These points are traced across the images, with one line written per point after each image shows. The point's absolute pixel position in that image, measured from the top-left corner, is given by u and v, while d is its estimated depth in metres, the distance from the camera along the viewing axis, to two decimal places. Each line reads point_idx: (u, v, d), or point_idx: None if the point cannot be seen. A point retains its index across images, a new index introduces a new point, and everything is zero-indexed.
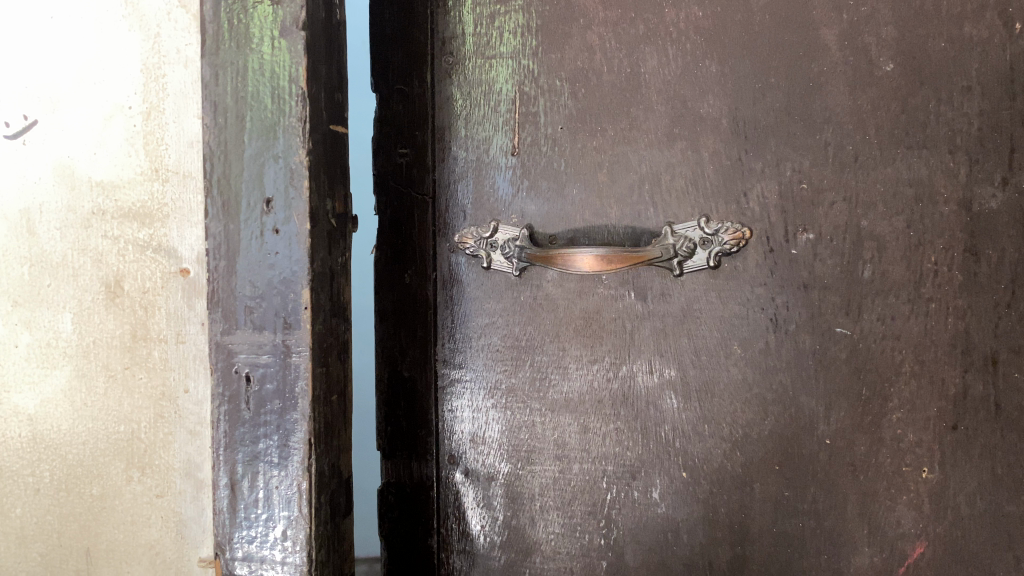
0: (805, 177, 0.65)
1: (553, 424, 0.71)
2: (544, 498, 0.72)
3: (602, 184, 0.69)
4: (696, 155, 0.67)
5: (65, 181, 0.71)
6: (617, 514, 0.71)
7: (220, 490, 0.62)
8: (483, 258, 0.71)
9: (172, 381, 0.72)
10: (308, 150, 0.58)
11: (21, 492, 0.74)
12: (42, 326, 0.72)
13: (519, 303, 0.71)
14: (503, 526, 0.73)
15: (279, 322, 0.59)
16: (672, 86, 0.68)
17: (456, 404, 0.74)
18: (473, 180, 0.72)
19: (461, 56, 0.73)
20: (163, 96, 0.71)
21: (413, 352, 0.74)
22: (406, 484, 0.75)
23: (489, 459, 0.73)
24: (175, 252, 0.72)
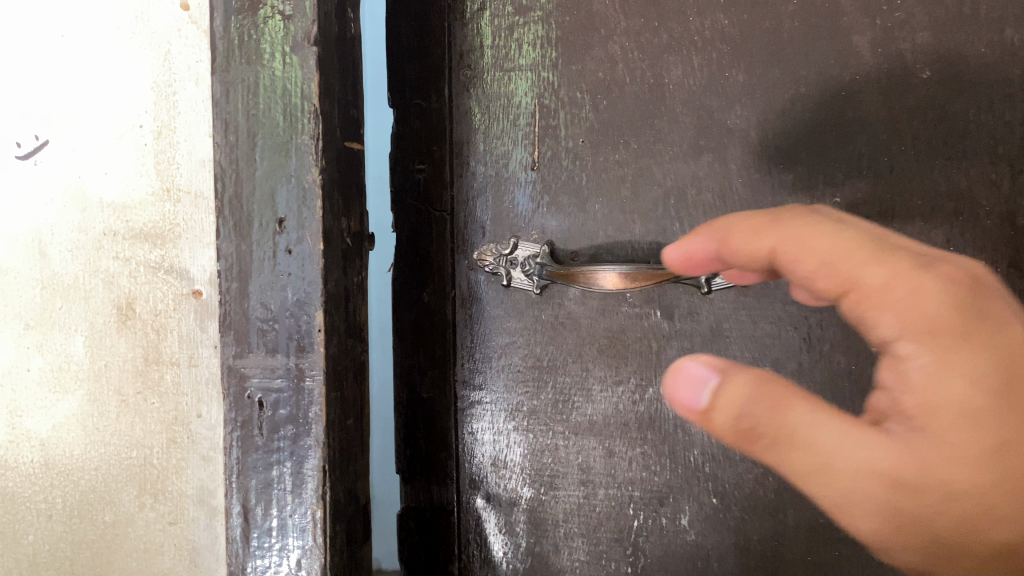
0: (838, 191, 0.63)
1: (577, 448, 0.69)
2: (568, 525, 0.70)
3: (625, 199, 0.67)
4: (724, 169, 0.65)
5: (76, 202, 0.70)
6: (644, 541, 0.68)
7: (234, 517, 0.60)
8: (503, 275, 0.69)
9: (185, 406, 0.71)
10: (321, 169, 0.56)
11: (33, 518, 0.74)
12: (54, 349, 0.70)
13: (541, 323, 0.69)
14: (526, 553, 0.71)
15: (292, 345, 0.57)
16: (697, 97, 0.65)
17: (477, 427, 0.72)
18: (492, 195, 0.70)
19: (479, 69, 0.71)
20: (174, 114, 0.68)
21: (431, 372, 0.72)
22: (426, 509, 0.73)
23: (511, 483, 0.71)
24: (187, 273, 0.70)
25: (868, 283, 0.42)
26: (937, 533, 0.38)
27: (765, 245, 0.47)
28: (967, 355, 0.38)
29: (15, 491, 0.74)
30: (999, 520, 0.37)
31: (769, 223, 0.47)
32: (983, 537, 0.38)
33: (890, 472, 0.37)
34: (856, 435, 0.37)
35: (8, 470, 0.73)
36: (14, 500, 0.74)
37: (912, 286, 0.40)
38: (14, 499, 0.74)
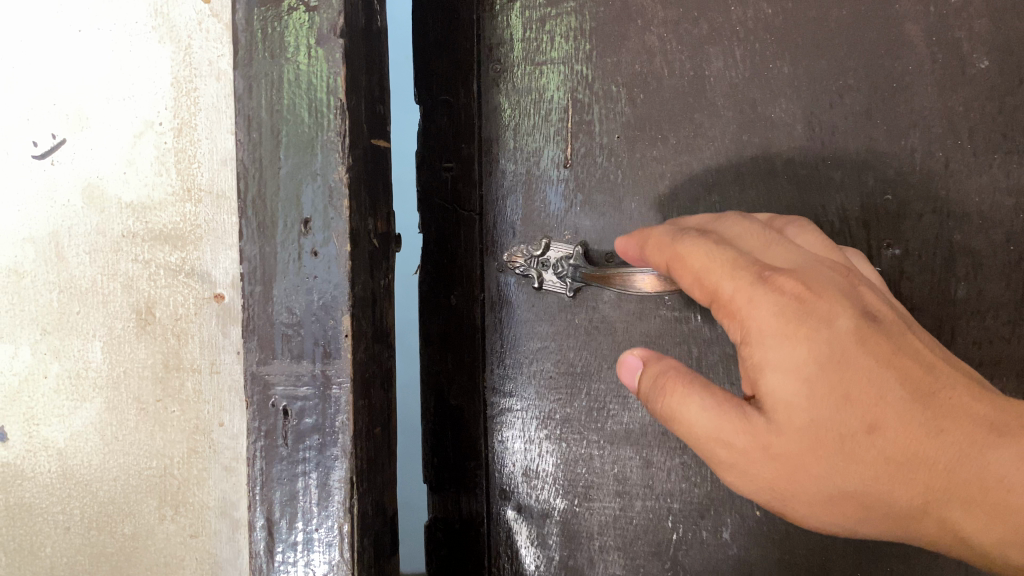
0: (889, 188, 0.60)
1: (613, 457, 0.66)
2: (603, 539, 0.67)
3: (663, 197, 0.64)
4: (768, 165, 0.62)
5: (94, 202, 0.64)
6: (684, 556, 0.65)
7: (257, 531, 0.58)
8: (534, 277, 0.66)
9: (206, 414, 0.66)
10: (348, 167, 0.54)
11: (49, 531, 0.69)
12: (71, 355, 0.66)
13: (574, 326, 0.66)
14: (559, 567, 0.68)
15: (318, 351, 0.55)
16: (741, 89, 0.62)
17: (507, 435, 0.69)
18: (524, 193, 0.68)
19: (509, 63, 0.68)
20: (195, 111, 0.63)
21: (459, 378, 0.69)
22: (454, 520, 0.71)
23: (543, 494, 0.68)
24: (208, 275, 0.65)
25: (723, 294, 0.45)
26: (785, 494, 0.45)
27: (663, 258, 0.49)
28: (789, 352, 0.43)
29: (30, 502, 0.69)
30: (830, 483, 0.43)
31: (671, 239, 0.49)
32: (815, 494, 0.44)
33: (738, 447, 0.44)
34: (713, 415, 0.44)
35: (25, 480, 0.69)
36: (30, 511, 0.70)
37: (748, 295, 0.44)
38: (29, 510, 0.70)
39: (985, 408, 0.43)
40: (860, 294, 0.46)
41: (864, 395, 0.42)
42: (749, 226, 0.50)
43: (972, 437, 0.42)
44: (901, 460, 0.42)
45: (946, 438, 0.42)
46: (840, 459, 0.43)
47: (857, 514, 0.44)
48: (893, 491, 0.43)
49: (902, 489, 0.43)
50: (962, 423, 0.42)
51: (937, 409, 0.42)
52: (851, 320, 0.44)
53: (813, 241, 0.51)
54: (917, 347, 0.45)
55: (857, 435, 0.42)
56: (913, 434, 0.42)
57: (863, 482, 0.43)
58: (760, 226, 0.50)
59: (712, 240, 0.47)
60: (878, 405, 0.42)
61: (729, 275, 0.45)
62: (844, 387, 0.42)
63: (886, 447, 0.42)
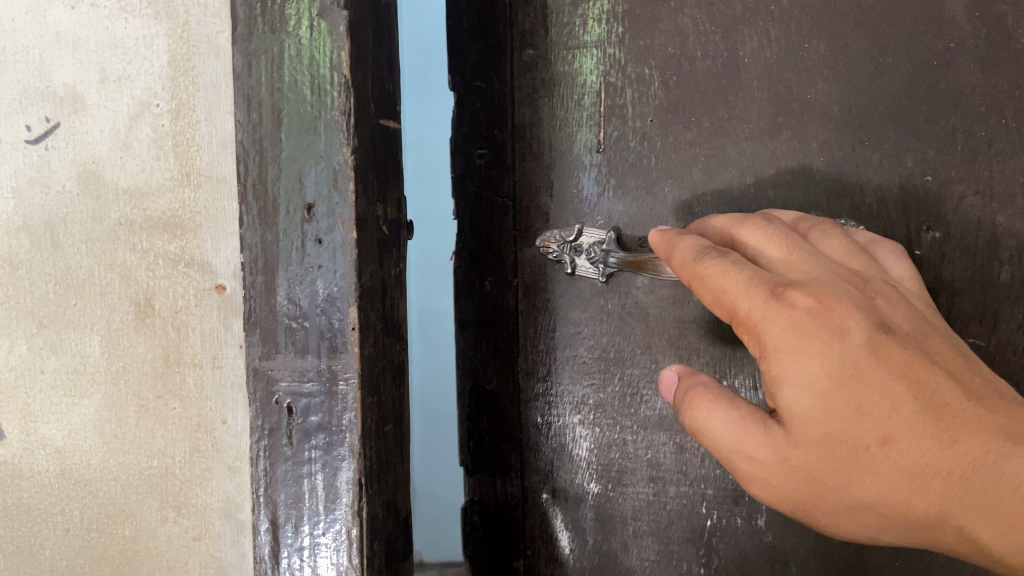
0: (928, 169, 0.62)
1: (646, 443, 0.67)
2: (637, 523, 0.69)
3: (698, 180, 0.66)
4: (804, 146, 0.64)
5: (90, 189, 0.57)
6: (718, 542, 0.67)
7: (261, 535, 0.54)
8: (568, 263, 0.67)
9: (209, 411, 0.57)
10: (354, 149, 0.50)
11: (50, 532, 0.60)
12: (69, 349, 0.58)
13: (610, 312, 0.68)
14: (594, 550, 0.70)
15: (324, 346, 0.52)
16: (774, 72, 0.64)
17: (541, 421, 0.70)
18: (560, 178, 0.68)
19: (543, 48, 0.68)
20: (193, 91, 0.56)
21: (494, 365, 0.70)
22: (489, 504, 0.71)
23: (577, 479, 0.69)
24: (209, 265, 0.57)
25: (740, 312, 0.45)
26: (809, 505, 0.44)
27: (683, 276, 0.48)
28: (800, 367, 0.42)
29: (30, 504, 0.60)
30: (848, 494, 0.42)
31: (690, 256, 0.48)
32: (834, 504, 0.43)
33: (759, 461, 0.43)
34: (734, 428, 0.43)
35: (20, 480, 0.60)
36: (29, 513, 0.60)
37: (761, 314, 0.43)
38: (29, 512, 0.60)
39: (1002, 418, 0.40)
40: (878, 307, 0.45)
41: (875, 405, 0.41)
42: (774, 233, 0.49)
43: (988, 448, 0.39)
44: (915, 471, 0.40)
45: (960, 448, 0.40)
46: (853, 471, 0.42)
47: (878, 525, 0.42)
48: (911, 500, 0.41)
49: (920, 499, 0.41)
50: (976, 433, 0.40)
51: (950, 419, 0.40)
52: (862, 332, 0.43)
53: (836, 245, 0.51)
54: (935, 355, 0.43)
55: (870, 447, 0.41)
56: (926, 445, 0.40)
57: (880, 492, 0.41)
58: (781, 233, 0.49)
59: (728, 257, 0.46)
60: (888, 417, 0.41)
61: (744, 294, 0.44)
62: (853, 400, 0.41)
63: (898, 457, 0.41)
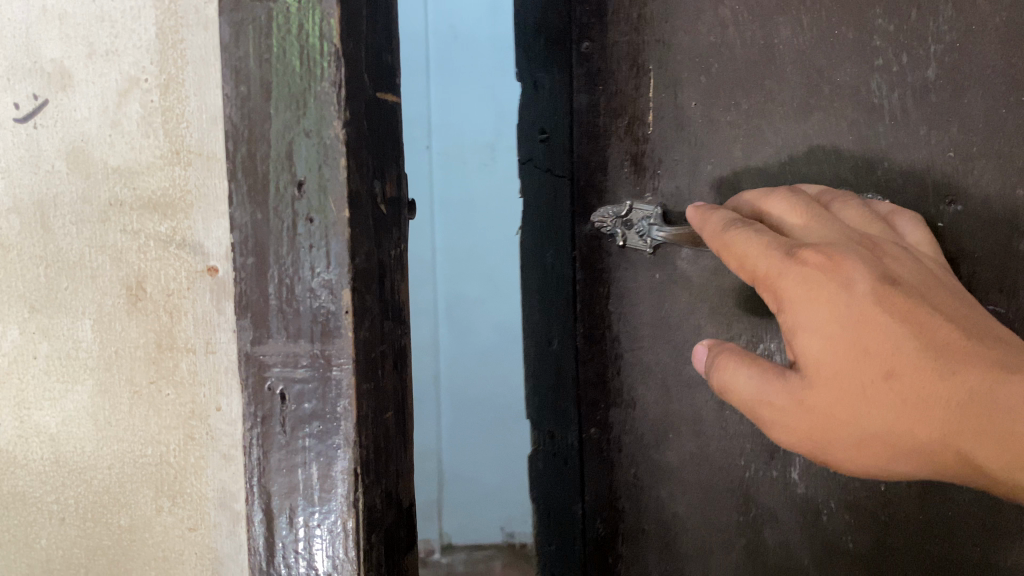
0: (954, 146, 0.68)
1: (691, 401, 0.77)
2: (682, 473, 0.79)
3: (738, 157, 0.72)
4: (836, 126, 0.71)
5: (79, 167, 0.55)
6: (756, 492, 0.78)
7: (255, 526, 0.52)
8: (619, 236, 0.75)
9: (203, 397, 0.55)
10: (346, 122, 0.48)
11: (45, 521, 0.59)
12: (61, 335, 0.57)
13: (655, 280, 0.76)
14: (646, 495, 0.80)
15: (317, 330, 0.49)
16: (805, 56, 0.70)
17: (595, 378, 0.79)
18: (612, 160, 0.76)
19: (599, 41, 0.76)
20: (182, 65, 0.53)
21: (558, 329, 0.80)
22: (555, 452, 0.82)
23: (630, 430, 0.79)
24: (201, 247, 0.54)
25: (759, 272, 0.49)
26: (824, 442, 0.48)
27: (713, 244, 0.54)
28: (813, 314, 0.47)
29: (25, 491, 0.59)
30: (859, 426, 0.47)
31: (721, 227, 0.54)
32: (845, 438, 0.47)
33: (778, 406, 0.48)
34: (754, 382, 0.49)
35: (14, 467, 0.59)
36: (24, 500, 0.59)
37: (778, 271, 0.48)
38: (24, 499, 0.59)
39: (994, 351, 0.46)
40: (885, 264, 0.50)
41: (879, 345, 0.46)
42: (793, 202, 0.55)
43: (982, 375, 0.44)
44: (916, 400, 0.45)
45: (957, 378, 0.45)
46: (859, 403, 0.46)
47: (887, 454, 0.47)
48: (915, 428, 0.46)
49: (920, 426, 0.46)
50: (971, 365, 0.45)
51: (948, 354, 0.45)
52: (869, 283, 0.47)
53: (854, 214, 0.56)
54: (936, 301, 0.48)
55: (875, 380, 0.46)
56: (926, 376, 0.45)
57: (887, 423, 0.46)
58: (803, 204, 0.55)
59: (751, 228, 0.52)
60: (891, 353, 0.46)
61: (762, 256, 0.49)
62: (861, 341, 0.46)
63: (900, 390, 0.46)
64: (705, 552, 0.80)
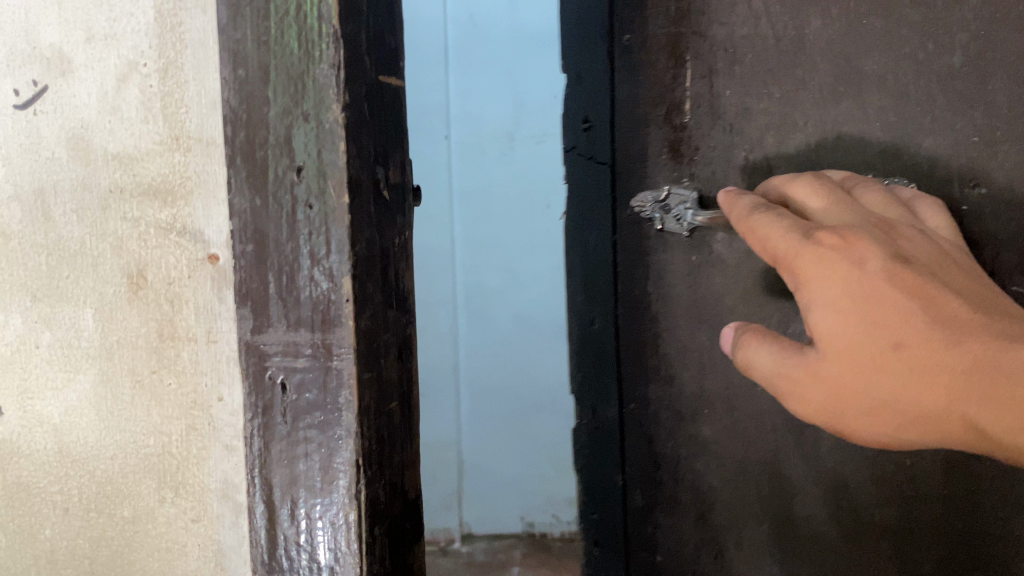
0: (977, 130, 0.68)
1: (722, 379, 0.76)
2: (718, 445, 0.77)
3: (769, 144, 0.72)
4: (863, 113, 0.70)
5: (79, 154, 0.55)
6: (788, 468, 0.76)
7: (258, 517, 0.52)
8: (658, 221, 0.75)
9: (205, 387, 0.54)
10: (345, 105, 0.46)
11: (49, 512, 0.59)
12: (63, 324, 0.56)
13: (692, 266, 0.75)
14: (687, 467, 0.79)
15: (317, 318, 0.48)
16: (833, 47, 0.70)
17: (634, 354, 0.78)
18: (651, 143, 0.75)
19: (640, 32, 0.75)
20: (181, 49, 0.52)
21: (599, 305, 0.78)
22: (595, 427, 0.80)
23: (668, 404, 0.78)
24: (202, 235, 0.53)
25: (777, 251, 0.49)
26: (836, 412, 0.48)
27: (738, 228, 0.53)
28: (823, 290, 0.46)
29: (28, 482, 0.59)
30: (867, 395, 0.46)
31: (745, 211, 0.53)
32: (853, 407, 0.47)
33: (794, 378, 0.48)
34: (775, 355, 0.49)
35: (17, 457, 0.59)
36: (28, 491, 0.59)
37: (794, 251, 0.47)
38: (27, 490, 0.59)
39: (1000, 324, 0.45)
40: (898, 245, 0.49)
41: (887, 317, 0.45)
42: (819, 186, 0.54)
43: (987, 343, 0.44)
44: (923, 369, 0.45)
45: (963, 347, 0.44)
46: (867, 373, 0.46)
47: (896, 422, 0.47)
48: (922, 396, 0.45)
49: (927, 394, 0.45)
50: (976, 335, 0.45)
51: (954, 325, 0.45)
52: (880, 261, 0.47)
53: (875, 199, 0.55)
54: (946, 280, 0.48)
55: (883, 351, 0.46)
56: (933, 346, 0.45)
57: (895, 391, 0.46)
58: (826, 188, 0.54)
59: (774, 211, 0.51)
60: (899, 325, 0.45)
61: (781, 236, 0.48)
62: (869, 313, 0.46)
63: (908, 360, 0.45)
64: (742, 526, 0.78)
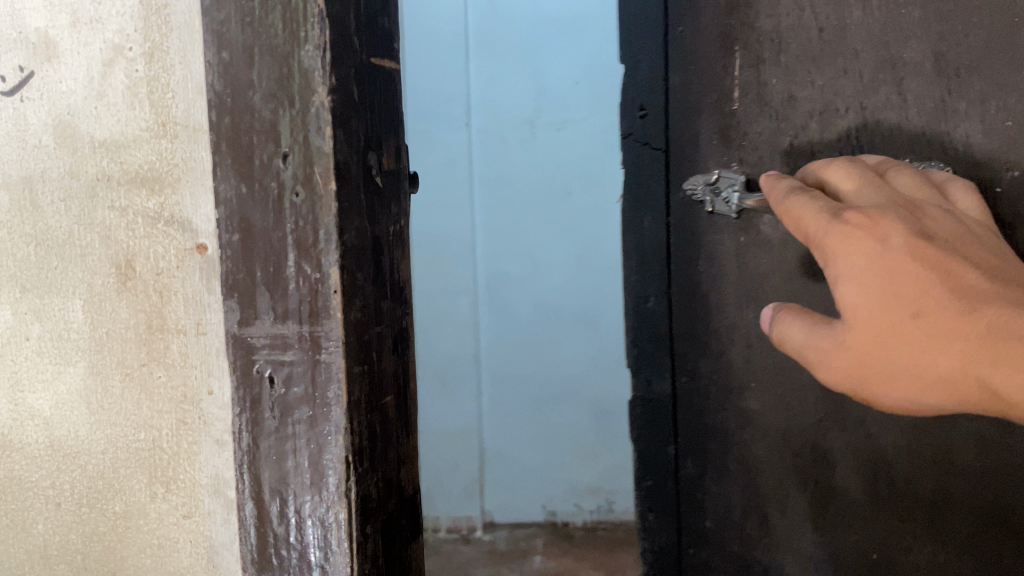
0: (1014, 114, 0.62)
1: (766, 358, 0.71)
2: (762, 418, 0.72)
3: (813, 132, 0.67)
4: (901, 100, 0.64)
5: (66, 141, 0.54)
6: (835, 448, 0.70)
7: (246, 516, 0.51)
8: (708, 203, 0.69)
9: (195, 380, 0.52)
10: (331, 88, 0.45)
11: (41, 506, 0.58)
12: (52, 315, 0.55)
13: (739, 247, 0.70)
14: (743, 438, 0.73)
15: (305, 311, 0.46)
16: (877, 36, 0.65)
17: (686, 331, 0.74)
18: (701, 131, 0.70)
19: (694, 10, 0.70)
20: (167, 31, 0.50)
21: (654, 280, 0.73)
22: (648, 400, 0.75)
23: (719, 378, 0.73)
24: (189, 224, 0.51)
25: (808, 230, 0.47)
26: (861, 381, 0.45)
27: (774, 211, 0.51)
28: (848, 263, 0.44)
29: (21, 475, 0.58)
30: (888, 362, 0.44)
31: (782, 194, 0.51)
32: (875, 375, 0.45)
33: (824, 348, 0.46)
34: (808, 329, 0.47)
35: (11, 451, 0.59)
36: (21, 485, 0.59)
37: (822, 231, 0.46)
38: (20, 484, 0.59)
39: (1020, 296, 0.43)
40: (924, 223, 0.47)
41: (908, 287, 0.43)
42: (852, 170, 0.52)
43: (1003, 311, 0.42)
44: (939, 337, 0.43)
45: (978, 314, 0.42)
46: (886, 342, 0.44)
47: (916, 390, 0.44)
48: (938, 362, 0.43)
49: (942, 360, 0.43)
50: (992, 303, 0.42)
51: (971, 295, 0.43)
52: (907, 237, 0.45)
53: (907, 181, 0.52)
54: (971, 257, 0.46)
55: (903, 320, 0.43)
56: (950, 313, 0.43)
57: (912, 357, 0.43)
58: (859, 172, 0.52)
59: (810, 193, 0.49)
60: (918, 293, 0.43)
61: (812, 216, 0.47)
62: (892, 283, 0.44)
63: (927, 328, 0.43)
64: (785, 492, 0.72)
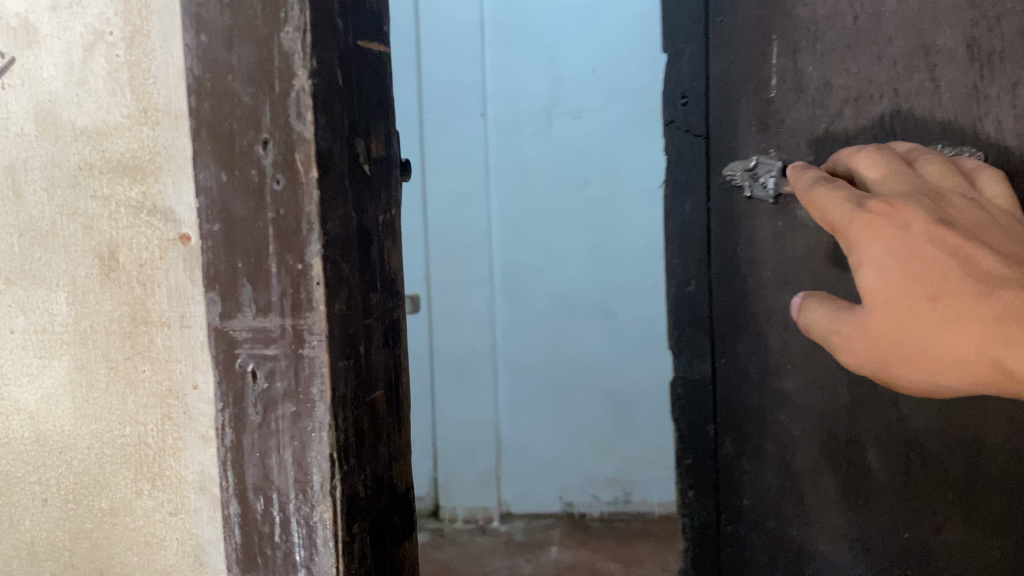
0: None
1: (791, 339, 0.64)
2: (801, 398, 0.65)
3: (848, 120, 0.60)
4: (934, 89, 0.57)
5: (47, 129, 0.52)
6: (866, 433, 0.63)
7: (231, 515, 0.49)
8: (746, 189, 0.63)
9: (179, 374, 0.51)
10: (311, 72, 0.43)
11: (28, 502, 0.57)
12: (37, 307, 0.54)
13: (776, 231, 0.64)
14: (783, 415, 0.66)
15: (286, 303, 0.45)
16: (911, 23, 0.58)
17: (726, 316, 0.67)
18: (741, 116, 0.65)
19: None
20: (147, 15, 0.49)
21: (694, 261, 0.67)
22: (686, 382, 0.69)
23: (758, 356, 0.66)
24: (172, 213, 0.49)
25: (830, 218, 0.46)
26: (883, 364, 0.44)
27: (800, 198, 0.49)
28: (869, 248, 0.43)
29: (7, 471, 0.58)
30: (906, 346, 0.43)
31: (806, 180, 0.49)
32: (894, 357, 0.43)
33: (846, 334, 0.45)
34: (834, 314, 0.46)
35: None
36: (7, 481, 0.58)
37: (844, 219, 0.44)
38: (7, 481, 0.58)
39: None
40: (945, 212, 0.44)
41: (926, 270, 0.42)
42: (876, 156, 0.50)
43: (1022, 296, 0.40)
44: (955, 321, 0.41)
45: (997, 298, 0.40)
46: (903, 325, 0.42)
47: (935, 372, 0.43)
48: (955, 345, 0.41)
49: (959, 344, 0.41)
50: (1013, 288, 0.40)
51: (990, 280, 0.41)
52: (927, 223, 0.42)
53: (934, 165, 0.49)
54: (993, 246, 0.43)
55: (921, 303, 0.42)
56: (968, 296, 0.41)
57: (929, 339, 0.42)
58: (888, 160, 0.49)
59: (835, 180, 0.47)
60: (935, 277, 0.41)
61: (834, 204, 0.45)
62: (909, 267, 0.42)
63: (943, 312, 0.41)
64: (822, 471, 0.65)
